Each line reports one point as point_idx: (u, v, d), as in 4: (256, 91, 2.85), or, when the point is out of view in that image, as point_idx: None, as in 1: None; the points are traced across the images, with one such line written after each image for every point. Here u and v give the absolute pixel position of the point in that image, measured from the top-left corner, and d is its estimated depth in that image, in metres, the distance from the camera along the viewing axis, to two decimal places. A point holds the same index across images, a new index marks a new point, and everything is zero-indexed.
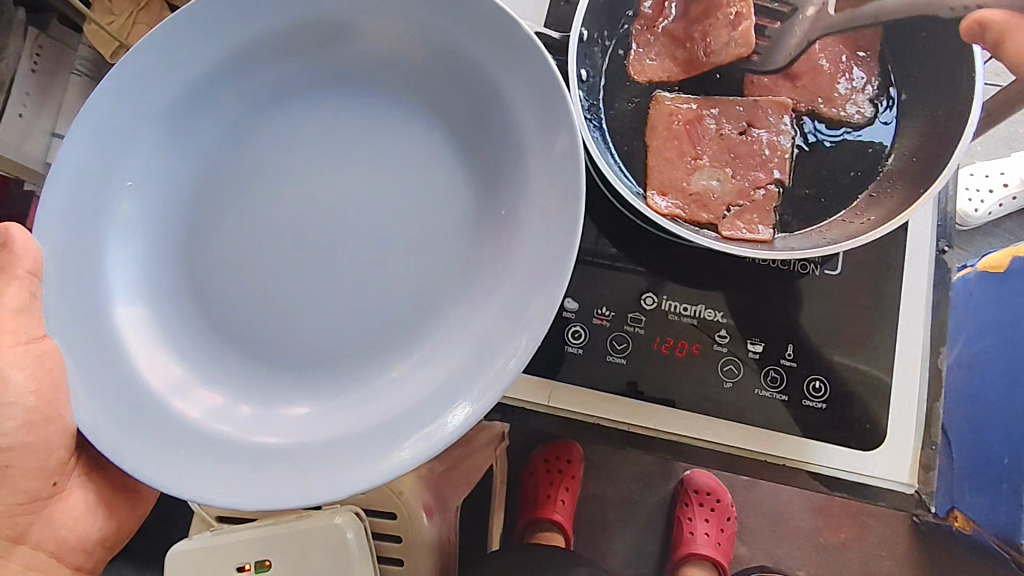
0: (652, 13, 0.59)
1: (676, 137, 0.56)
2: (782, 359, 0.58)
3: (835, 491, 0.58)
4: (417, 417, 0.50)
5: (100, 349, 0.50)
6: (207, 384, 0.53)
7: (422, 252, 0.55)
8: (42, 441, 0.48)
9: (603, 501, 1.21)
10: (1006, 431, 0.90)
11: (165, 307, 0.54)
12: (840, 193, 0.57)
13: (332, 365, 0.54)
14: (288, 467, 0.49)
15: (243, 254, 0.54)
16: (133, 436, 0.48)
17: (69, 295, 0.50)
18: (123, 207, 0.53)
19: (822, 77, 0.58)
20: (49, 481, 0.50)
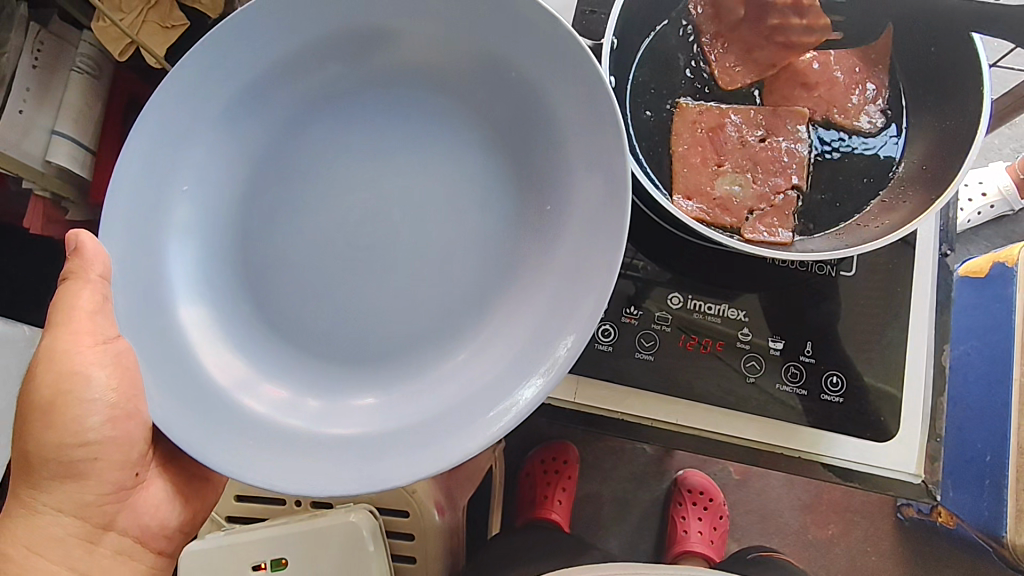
0: (713, 26, 0.63)
1: (699, 143, 0.60)
2: (801, 355, 0.61)
3: (847, 481, 0.61)
4: (476, 407, 0.52)
5: (167, 348, 0.52)
6: (269, 380, 0.55)
7: (474, 248, 0.56)
8: (125, 435, 0.50)
9: (596, 500, 1.23)
10: (987, 428, 0.95)
11: (225, 306, 0.56)
12: (854, 198, 0.60)
13: (386, 359, 0.55)
14: (350, 457, 0.51)
15: (300, 251, 0.56)
16: (207, 431, 0.49)
17: (136, 296, 0.51)
18: (181, 209, 0.55)
19: (836, 89, 0.62)
20: (132, 471, 0.52)
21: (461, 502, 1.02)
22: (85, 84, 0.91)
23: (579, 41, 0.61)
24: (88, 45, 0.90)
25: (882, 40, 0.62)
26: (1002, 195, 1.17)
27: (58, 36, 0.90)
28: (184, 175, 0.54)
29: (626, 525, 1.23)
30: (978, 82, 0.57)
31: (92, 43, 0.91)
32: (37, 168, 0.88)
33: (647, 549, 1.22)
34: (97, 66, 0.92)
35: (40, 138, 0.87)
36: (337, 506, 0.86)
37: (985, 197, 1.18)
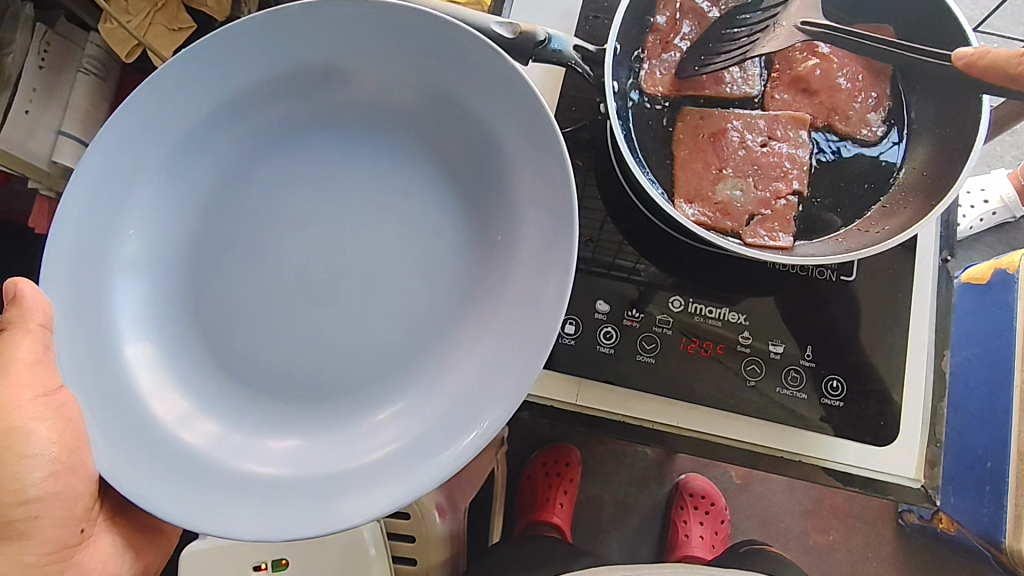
0: (668, 28, 0.62)
1: (701, 148, 0.60)
2: (801, 359, 0.61)
3: (846, 484, 0.61)
4: (415, 451, 0.53)
5: (111, 387, 0.52)
6: (206, 415, 0.55)
7: (426, 279, 0.58)
8: (68, 490, 0.49)
9: (596, 506, 1.23)
10: (988, 435, 0.95)
11: (173, 342, 0.56)
12: (856, 203, 0.61)
13: (325, 394, 0.56)
14: (288, 496, 0.51)
15: (263, 272, 0.57)
16: (145, 470, 0.49)
17: (80, 336, 0.52)
18: (130, 245, 0.55)
19: (836, 93, 0.62)
20: (77, 527, 0.51)
21: (463, 505, 1.02)
22: (90, 84, 0.92)
23: (579, 46, 0.58)
24: (95, 46, 0.92)
25: None
26: (1004, 202, 1.17)
27: (63, 37, 0.91)
28: (133, 210, 0.55)
29: (627, 529, 1.23)
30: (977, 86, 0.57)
31: (98, 44, 0.93)
32: (43, 168, 0.90)
33: (647, 555, 1.21)
34: (103, 67, 0.93)
35: (47, 138, 0.89)
36: None
37: (987, 203, 1.18)
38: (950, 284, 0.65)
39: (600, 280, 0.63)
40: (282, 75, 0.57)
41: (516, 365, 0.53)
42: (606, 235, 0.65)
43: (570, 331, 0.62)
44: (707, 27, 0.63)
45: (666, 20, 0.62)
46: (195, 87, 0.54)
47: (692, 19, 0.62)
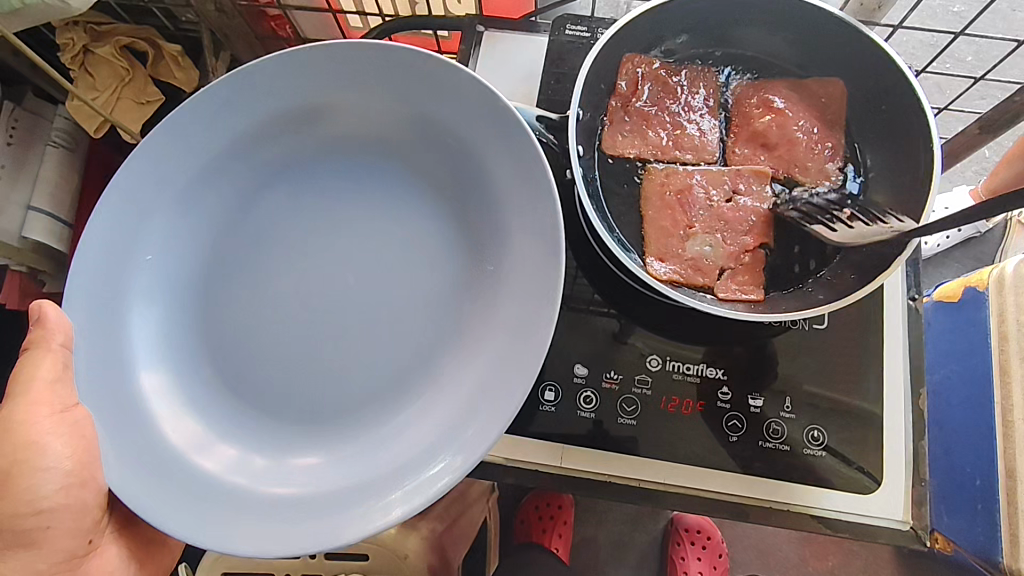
0: (629, 92, 0.64)
1: (669, 207, 0.62)
2: (780, 412, 0.62)
3: (837, 531, 0.61)
4: (417, 468, 0.52)
5: (124, 414, 0.53)
6: (224, 441, 0.55)
7: (425, 301, 0.58)
8: (79, 502, 0.49)
9: (592, 546, 1.21)
10: (972, 453, 0.96)
11: (184, 370, 0.57)
12: (820, 249, 0.62)
13: (334, 415, 0.56)
14: (292, 515, 0.51)
15: (256, 316, 0.58)
16: (158, 495, 0.50)
17: (96, 362, 0.53)
18: (139, 277, 0.57)
19: (793, 148, 0.64)
20: (86, 538, 0.51)
21: (457, 563, 0.99)
22: (61, 156, 0.97)
23: (543, 116, 0.62)
24: (63, 119, 0.97)
25: (837, 100, 0.65)
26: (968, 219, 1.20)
27: (31, 112, 0.96)
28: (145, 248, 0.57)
29: (624, 568, 1.21)
30: (925, 133, 0.59)
31: (66, 118, 0.98)
32: (14, 244, 0.92)
33: None
34: (72, 140, 0.98)
35: (17, 214, 0.92)
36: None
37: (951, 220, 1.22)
38: (919, 322, 0.66)
39: (579, 341, 0.65)
40: (266, 125, 0.59)
41: (511, 380, 0.53)
42: (583, 295, 0.67)
43: (550, 398, 0.63)
44: (665, 90, 0.65)
45: (627, 84, 0.64)
46: (186, 131, 0.56)
47: (651, 83, 0.65)
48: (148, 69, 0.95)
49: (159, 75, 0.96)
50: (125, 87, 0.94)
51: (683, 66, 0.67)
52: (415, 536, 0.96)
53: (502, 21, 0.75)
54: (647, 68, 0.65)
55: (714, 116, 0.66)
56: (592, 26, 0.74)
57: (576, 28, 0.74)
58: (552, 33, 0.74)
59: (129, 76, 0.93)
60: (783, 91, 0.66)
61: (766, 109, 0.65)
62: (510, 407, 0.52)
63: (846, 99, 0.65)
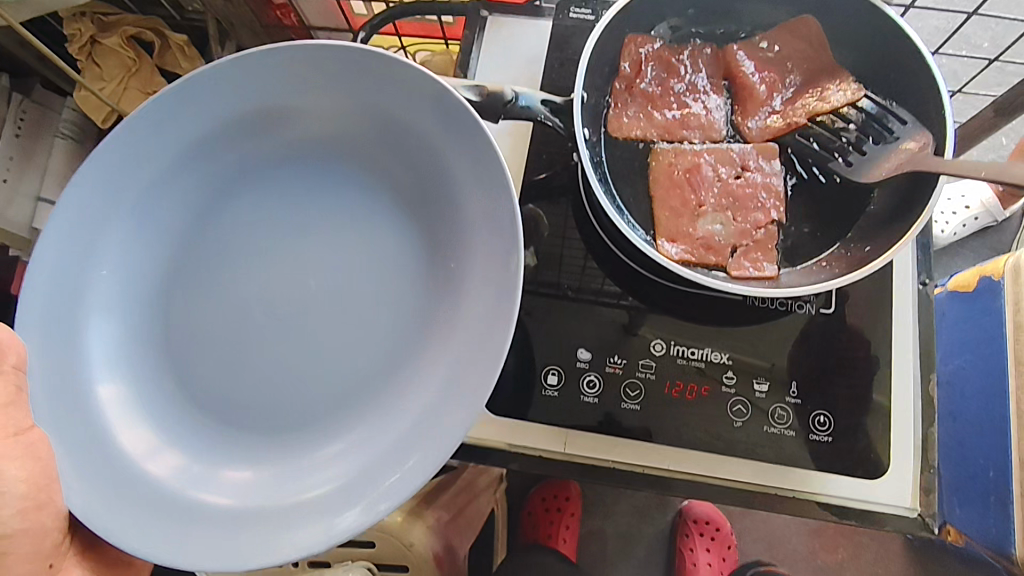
0: (632, 73, 0.64)
1: (677, 186, 0.61)
2: (787, 397, 0.61)
3: (842, 518, 0.61)
4: (370, 480, 0.52)
5: (78, 425, 0.52)
6: (173, 448, 0.55)
7: (383, 309, 0.58)
8: (38, 526, 0.45)
9: (599, 538, 1.21)
10: (988, 444, 0.94)
11: (141, 379, 0.56)
12: (835, 226, 0.62)
13: (287, 425, 0.56)
14: (240, 529, 0.51)
15: (222, 320, 0.57)
16: (113, 508, 0.49)
17: (50, 377, 0.52)
18: (99, 287, 0.56)
19: (797, 108, 0.64)
20: (46, 563, 0.47)
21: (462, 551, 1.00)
22: (68, 149, 0.97)
23: (548, 100, 0.60)
24: (71, 111, 0.98)
25: (816, 37, 0.64)
26: (985, 207, 1.18)
27: (40, 104, 0.97)
28: (104, 256, 0.56)
29: (634, 559, 1.20)
30: (943, 121, 0.58)
31: (74, 109, 0.99)
32: (24, 236, 0.93)
33: None
34: (80, 131, 0.99)
35: (25, 206, 0.93)
36: (337, 565, 0.88)
37: (968, 209, 1.19)
38: (929, 306, 0.66)
39: (581, 326, 0.64)
40: (233, 122, 0.58)
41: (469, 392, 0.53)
42: (588, 280, 0.66)
43: (553, 382, 0.63)
44: (665, 69, 0.64)
45: (630, 67, 0.63)
46: (154, 129, 0.55)
47: (652, 63, 0.64)
48: (154, 59, 0.95)
49: (165, 65, 0.96)
50: (132, 77, 0.94)
51: (682, 45, 0.66)
52: (420, 525, 0.95)
53: (506, 5, 0.74)
54: (648, 50, 0.64)
55: (718, 94, 0.65)
56: (596, 10, 0.74)
57: (579, 12, 0.74)
58: (557, 17, 0.73)
59: (134, 66, 0.93)
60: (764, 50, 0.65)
61: (760, 76, 0.64)
62: (466, 419, 0.52)
63: (823, 35, 0.64)
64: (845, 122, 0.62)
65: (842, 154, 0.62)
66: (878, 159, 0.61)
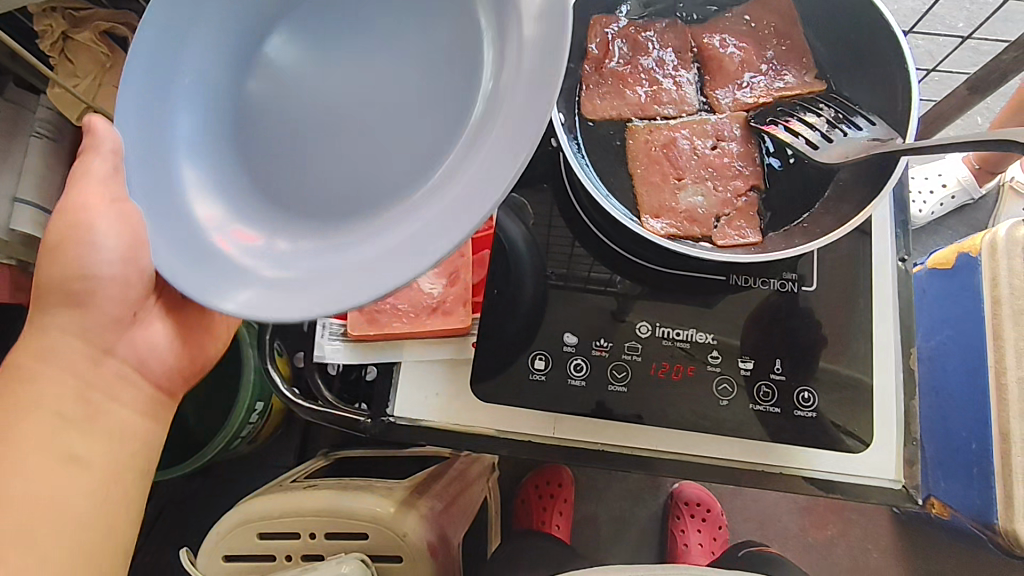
0: (601, 55, 0.66)
1: (656, 162, 0.63)
2: (771, 374, 0.63)
3: (828, 493, 0.61)
4: (421, 230, 0.47)
5: (165, 209, 0.53)
6: (242, 225, 0.54)
7: (443, 120, 0.51)
8: (127, 274, 0.57)
9: (592, 523, 1.22)
10: (970, 417, 0.96)
11: (223, 166, 0.56)
12: (804, 200, 0.63)
13: (352, 208, 0.53)
14: (300, 283, 0.50)
15: (297, 141, 0.55)
16: (186, 272, 0.50)
17: (140, 164, 0.53)
18: (184, 108, 0.55)
19: (767, 85, 0.66)
20: (131, 310, 0.60)
21: (455, 540, 0.99)
22: (45, 148, 0.96)
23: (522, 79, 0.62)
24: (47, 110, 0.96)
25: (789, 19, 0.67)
26: (961, 185, 1.20)
27: (15, 103, 0.95)
28: (182, 103, 0.55)
29: (627, 543, 1.21)
30: (907, 107, 0.61)
31: (50, 108, 0.97)
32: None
33: None
34: (56, 130, 0.97)
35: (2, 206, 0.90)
36: (328, 559, 0.86)
37: (945, 188, 1.21)
38: (907, 282, 0.66)
39: (568, 310, 0.65)
40: None
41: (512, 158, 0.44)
42: (573, 266, 0.67)
43: (540, 367, 0.63)
44: (635, 49, 0.67)
45: (599, 48, 0.66)
46: None
47: (620, 43, 0.67)
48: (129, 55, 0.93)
49: None
50: (106, 74, 0.93)
51: (649, 22, 0.68)
52: (415, 514, 0.91)
53: None
54: (614, 30, 0.67)
55: (687, 68, 0.67)
56: None
57: None
58: None
59: (107, 63, 0.92)
60: (731, 26, 0.68)
61: (729, 52, 0.67)
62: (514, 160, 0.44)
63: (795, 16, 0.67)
64: (817, 113, 0.64)
65: (808, 136, 0.63)
66: (841, 145, 0.61)
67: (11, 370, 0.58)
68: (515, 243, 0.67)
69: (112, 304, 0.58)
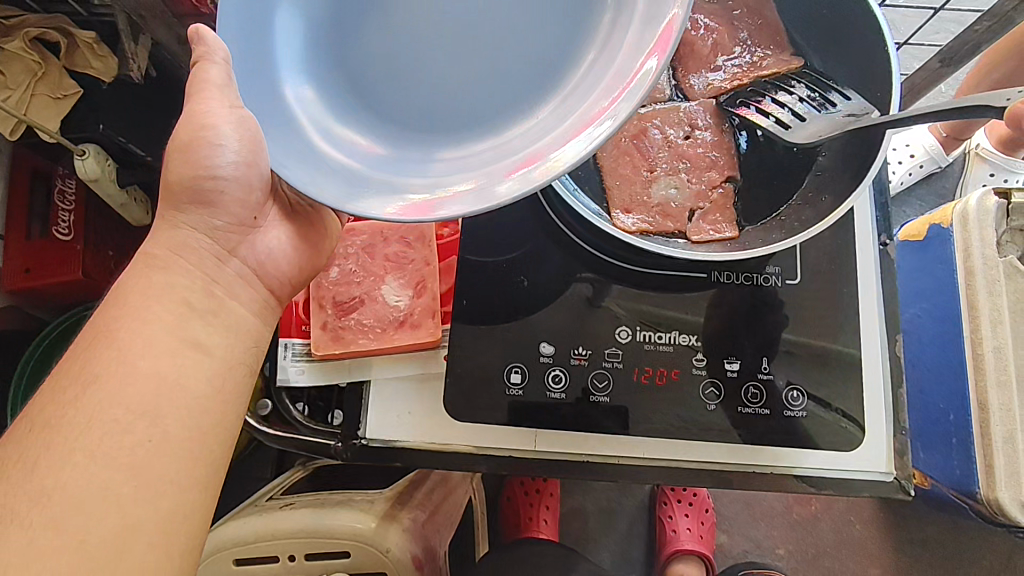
0: None
1: (627, 153, 0.62)
2: (758, 374, 0.61)
3: (819, 489, 0.60)
4: (576, 126, 0.46)
5: (283, 128, 0.48)
6: (365, 142, 0.51)
7: (563, 27, 0.51)
8: (247, 178, 0.50)
9: (580, 514, 1.20)
10: (945, 388, 0.95)
11: (326, 84, 0.52)
12: (776, 194, 0.61)
13: (482, 118, 0.51)
14: (448, 186, 0.46)
15: (410, 54, 0.52)
16: (324, 182, 0.46)
17: (249, 84, 0.48)
18: (282, 28, 0.50)
19: (742, 68, 0.63)
20: (251, 212, 0.52)
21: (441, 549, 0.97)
22: None
23: None
24: None
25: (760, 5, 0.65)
26: (928, 152, 1.20)
27: None
28: (280, 10, 0.50)
29: (615, 533, 1.20)
30: (887, 88, 0.60)
31: None
32: None
33: (639, 556, 1.19)
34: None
35: None
36: None
37: (913, 157, 1.20)
38: (889, 264, 0.65)
39: (545, 318, 0.63)
40: None
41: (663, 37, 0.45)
42: (546, 273, 0.64)
43: (517, 380, 0.61)
44: None
45: None
46: None
47: None
48: (62, 60, 0.85)
49: (75, 65, 0.85)
50: (40, 81, 0.84)
51: None
52: (397, 527, 0.88)
53: None
54: None
55: None
56: None
57: None
58: None
59: (40, 70, 0.84)
60: (704, 9, 0.66)
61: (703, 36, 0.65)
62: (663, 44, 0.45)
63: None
64: (790, 92, 0.61)
65: (779, 117, 0.61)
66: (817, 122, 0.59)
67: (144, 259, 0.49)
68: (486, 253, 0.65)
69: (234, 197, 0.50)
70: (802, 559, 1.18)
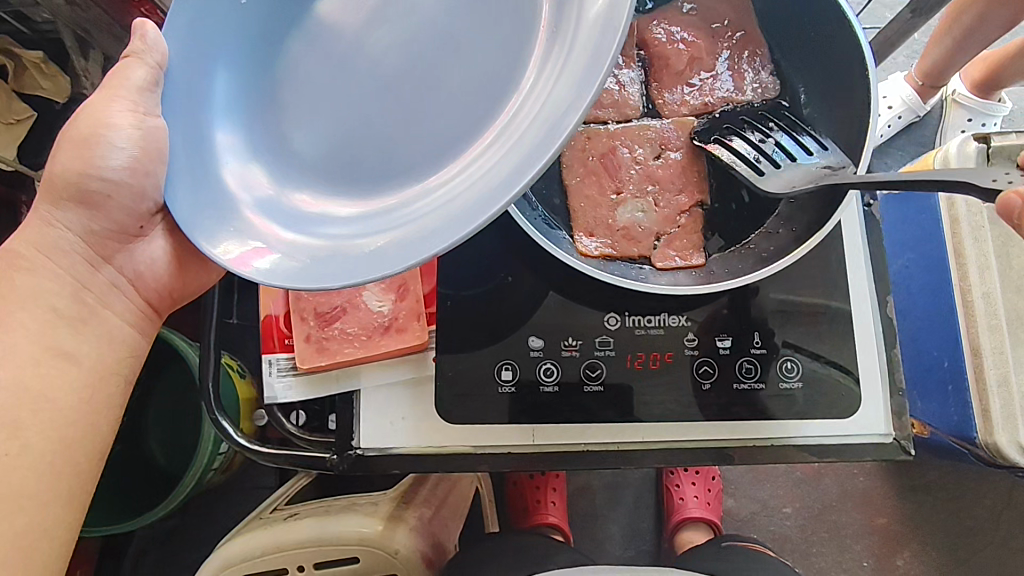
0: None
1: (593, 173, 0.62)
2: (751, 349, 0.60)
3: (818, 457, 0.60)
4: (462, 201, 0.44)
5: (199, 171, 0.49)
6: (277, 186, 0.51)
7: (490, 87, 0.49)
8: (140, 186, 0.51)
9: (587, 492, 1.20)
10: (937, 336, 0.94)
11: (256, 127, 0.52)
12: (739, 228, 0.61)
13: (394, 175, 0.50)
14: (333, 251, 0.47)
15: (340, 103, 0.51)
16: (212, 228, 0.47)
17: (177, 122, 0.50)
18: (221, 71, 0.51)
19: (712, 84, 0.64)
20: (138, 223, 0.53)
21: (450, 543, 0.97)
22: None
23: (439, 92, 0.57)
24: None
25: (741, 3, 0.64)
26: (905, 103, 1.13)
27: None
28: (222, 54, 0.51)
29: (622, 507, 1.20)
30: (865, 92, 0.57)
31: None
32: None
33: (649, 528, 1.19)
34: None
35: None
36: None
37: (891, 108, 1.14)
38: (876, 226, 0.64)
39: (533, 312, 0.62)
40: None
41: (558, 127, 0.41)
42: (526, 268, 0.63)
43: (508, 377, 0.60)
44: None
45: None
46: None
47: None
48: (10, 83, 0.82)
49: (24, 88, 0.83)
50: None
51: None
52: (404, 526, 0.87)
53: None
54: None
55: (632, 66, 0.65)
56: None
57: None
58: None
59: None
60: (682, 19, 0.65)
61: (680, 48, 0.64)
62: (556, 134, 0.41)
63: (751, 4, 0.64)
64: (764, 133, 0.59)
65: (751, 159, 0.58)
66: (791, 171, 0.57)
67: (13, 263, 0.52)
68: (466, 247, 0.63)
69: (117, 209, 0.52)
70: (808, 515, 1.17)
